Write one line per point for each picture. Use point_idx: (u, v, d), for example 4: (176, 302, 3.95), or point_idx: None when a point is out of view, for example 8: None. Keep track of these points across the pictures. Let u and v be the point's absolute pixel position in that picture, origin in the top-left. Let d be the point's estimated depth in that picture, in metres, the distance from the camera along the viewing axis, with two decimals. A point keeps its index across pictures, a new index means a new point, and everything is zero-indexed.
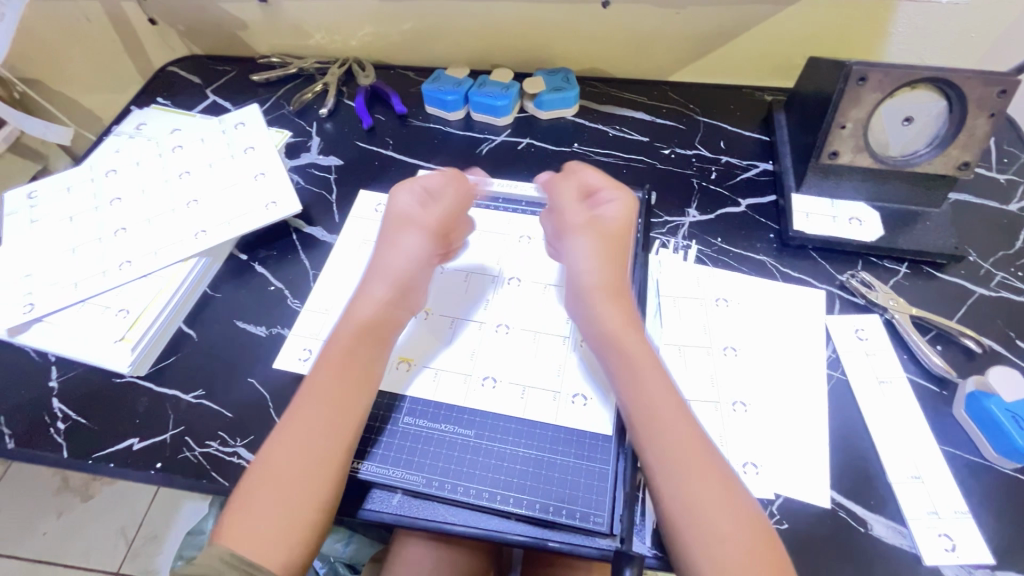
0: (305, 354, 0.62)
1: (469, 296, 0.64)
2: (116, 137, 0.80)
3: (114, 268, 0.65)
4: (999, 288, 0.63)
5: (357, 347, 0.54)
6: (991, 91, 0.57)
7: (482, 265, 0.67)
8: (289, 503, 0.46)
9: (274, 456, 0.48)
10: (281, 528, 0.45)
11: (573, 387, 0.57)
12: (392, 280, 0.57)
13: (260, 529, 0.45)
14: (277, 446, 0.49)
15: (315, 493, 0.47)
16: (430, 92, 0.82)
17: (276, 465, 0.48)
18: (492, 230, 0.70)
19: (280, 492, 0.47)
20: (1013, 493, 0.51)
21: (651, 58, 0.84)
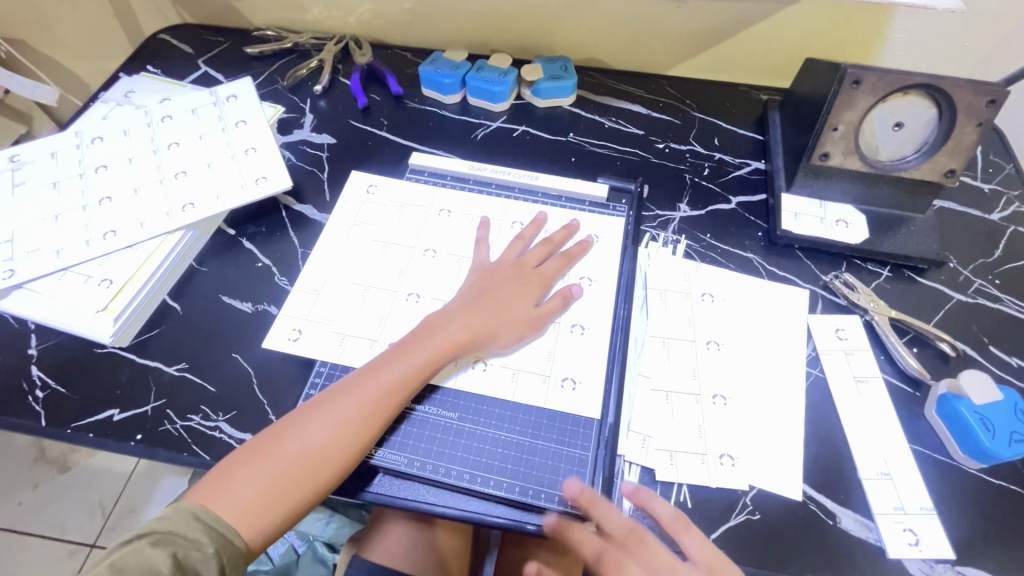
0: (294, 334, 0.61)
1: (454, 280, 0.64)
2: (103, 104, 0.79)
3: (99, 237, 0.64)
4: (976, 295, 0.64)
5: (421, 344, 0.55)
6: (980, 101, 0.58)
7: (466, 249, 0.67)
8: (277, 477, 0.48)
9: (293, 428, 0.51)
10: (262, 501, 0.48)
11: (563, 370, 0.58)
12: (477, 300, 0.58)
13: (246, 494, 0.48)
14: (293, 418, 0.51)
15: (299, 467, 0.49)
16: (428, 74, 0.81)
17: (282, 439, 0.50)
18: (485, 215, 0.69)
19: (273, 464, 0.49)
20: (977, 492, 0.53)
21: (650, 51, 0.84)
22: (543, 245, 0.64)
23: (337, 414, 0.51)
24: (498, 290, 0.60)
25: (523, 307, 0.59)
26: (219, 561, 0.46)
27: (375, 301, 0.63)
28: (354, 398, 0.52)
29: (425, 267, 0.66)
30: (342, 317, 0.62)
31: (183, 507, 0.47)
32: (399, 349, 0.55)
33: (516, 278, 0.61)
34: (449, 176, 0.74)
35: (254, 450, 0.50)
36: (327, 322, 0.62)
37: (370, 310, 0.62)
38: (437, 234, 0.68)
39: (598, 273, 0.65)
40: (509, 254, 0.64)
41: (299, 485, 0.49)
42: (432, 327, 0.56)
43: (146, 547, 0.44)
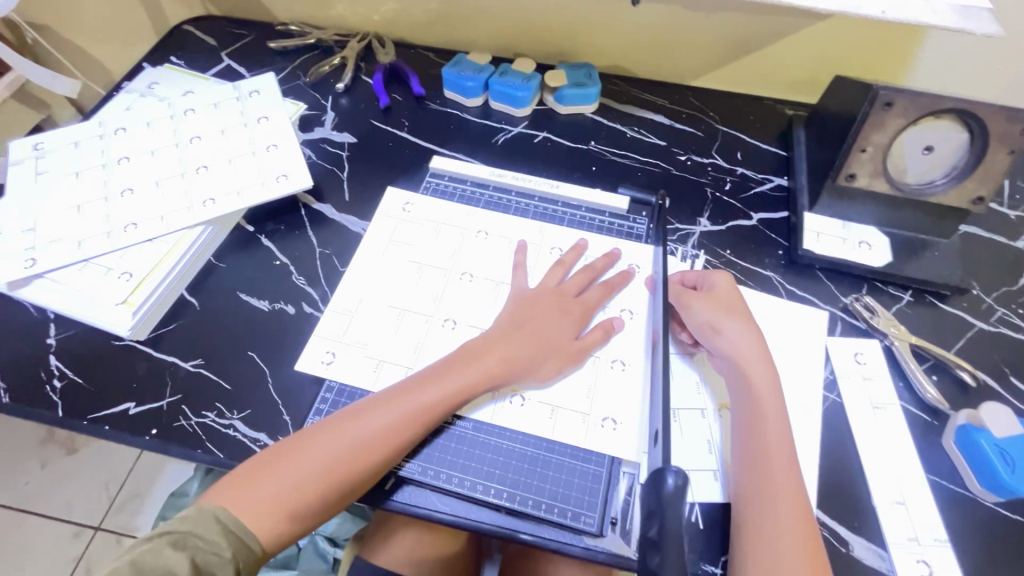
0: (328, 357, 0.60)
1: (491, 307, 0.63)
2: (126, 94, 0.79)
3: (120, 229, 0.64)
4: (999, 324, 0.64)
5: (456, 370, 0.54)
6: (1015, 129, 0.57)
7: (499, 272, 0.66)
8: (296, 486, 0.48)
9: (315, 439, 0.50)
10: (280, 507, 0.48)
11: (601, 411, 0.56)
12: (519, 329, 0.58)
13: (260, 501, 0.48)
14: (319, 428, 0.51)
15: (315, 481, 0.49)
16: (450, 76, 0.81)
17: (306, 447, 0.50)
18: (522, 239, 0.68)
19: (289, 474, 0.49)
20: (993, 525, 0.52)
21: (675, 61, 0.83)
22: (584, 272, 0.64)
23: (363, 429, 0.51)
24: (538, 320, 0.59)
25: (562, 338, 0.58)
26: (235, 565, 0.46)
27: (409, 325, 0.62)
28: (382, 416, 0.51)
29: (460, 293, 0.65)
30: (370, 335, 0.62)
31: (205, 507, 0.47)
32: (432, 372, 0.55)
33: (559, 306, 0.60)
34: (469, 181, 0.74)
35: (278, 454, 0.50)
36: (360, 343, 0.61)
37: (404, 334, 0.62)
38: (459, 244, 0.68)
39: (637, 306, 0.63)
40: (550, 280, 0.63)
41: (318, 495, 0.49)
42: (472, 353, 0.56)
43: (165, 548, 0.45)
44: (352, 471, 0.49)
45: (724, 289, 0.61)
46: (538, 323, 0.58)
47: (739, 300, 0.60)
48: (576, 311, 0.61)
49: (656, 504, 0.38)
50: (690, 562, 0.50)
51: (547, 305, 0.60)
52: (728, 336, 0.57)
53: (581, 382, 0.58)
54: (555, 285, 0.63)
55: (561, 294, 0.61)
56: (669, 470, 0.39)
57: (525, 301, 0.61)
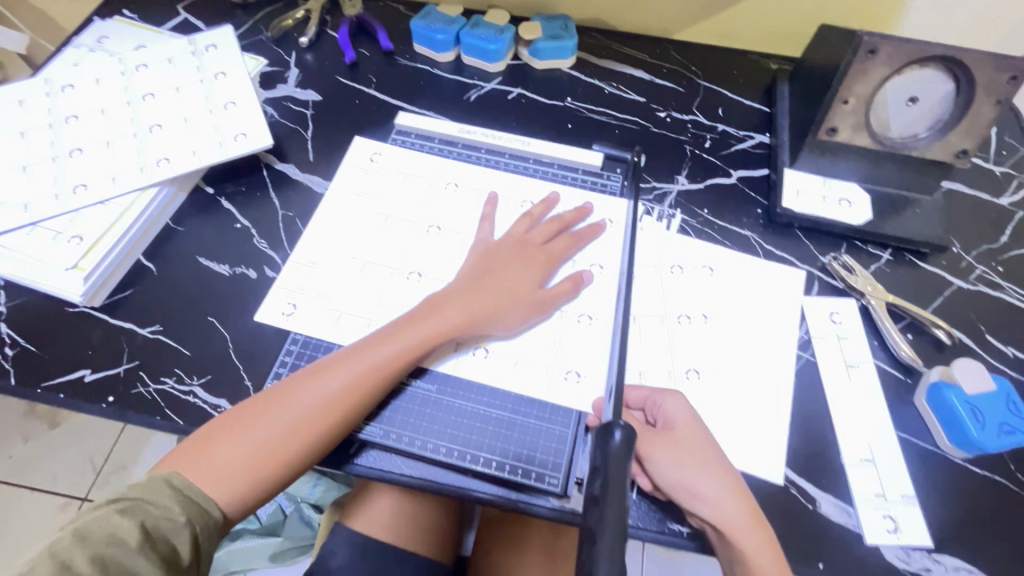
0: (289, 309, 0.59)
1: (457, 260, 0.61)
2: (74, 49, 0.74)
3: (69, 191, 0.61)
4: (977, 282, 0.63)
5: (417, 325, 0.53)
6: (1002, 76, 0.55)
7: (466, 226, 0.64)
8: (256, 449, 0.47)
9: (272, 403, 0.49)
10: (239, 473, 0.47)
11: (565, 364, 0.55)
12: (482, 280, 0.56)
13: (217, 467, 0.47)
14: (276, 390, 0.50)
15: (273, 445, 0.48)
16: (420, 29, 0.77)
17: (263, 410, 0.49)
18: (493, 190, 0.66)
19: (246, 438, 0.47)
20: (960, 481, 0.52)
21: (656, 12, 0.79)
22: (551, 223, 0.61)
23: (321, 389, 0.49)
24: (503, 270, 0.57)
25: (527, 288, 0.56)
26: (192, 530, 0.45)
27: (373, 280, 0.60)
28: (340, 375, 0.50)
29: (425, 247, 0.62)
30: (335, 296, 0.60)
31: (157, 475, 0.46)
32: (392, 328, 0.53)
33: (523, 256, 0.58)
34: (437, 139, 0.71)
35: (235, 419, 0.49)
36: (325, 300, 0.59)
37: (368, 288, 0.60)
38: (426, 203, 0.65)
39: (605, 258, 0.62)
40: (515, 231, 0.61)
41: (279, 459, 0.48)
42: (432, 306, 0.54)
43: (113, 515, 0.43)
44: (311, 432, 0.48)
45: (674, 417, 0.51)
46: (503, 274, 0.56)
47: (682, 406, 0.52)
48: (543, 261, 0.58)
49: (600, 460, 0.39)
50: (655, 520, 0.50)
51: (511, 257, 0.58)
52: (683, 479, 0.48)
53: (548, 337, 0.57)
54: (521, 236, 0.60)
55: (526, 245, 0.59)
56: (616, 426, 0.40)
57: (489, 254, 0.59)
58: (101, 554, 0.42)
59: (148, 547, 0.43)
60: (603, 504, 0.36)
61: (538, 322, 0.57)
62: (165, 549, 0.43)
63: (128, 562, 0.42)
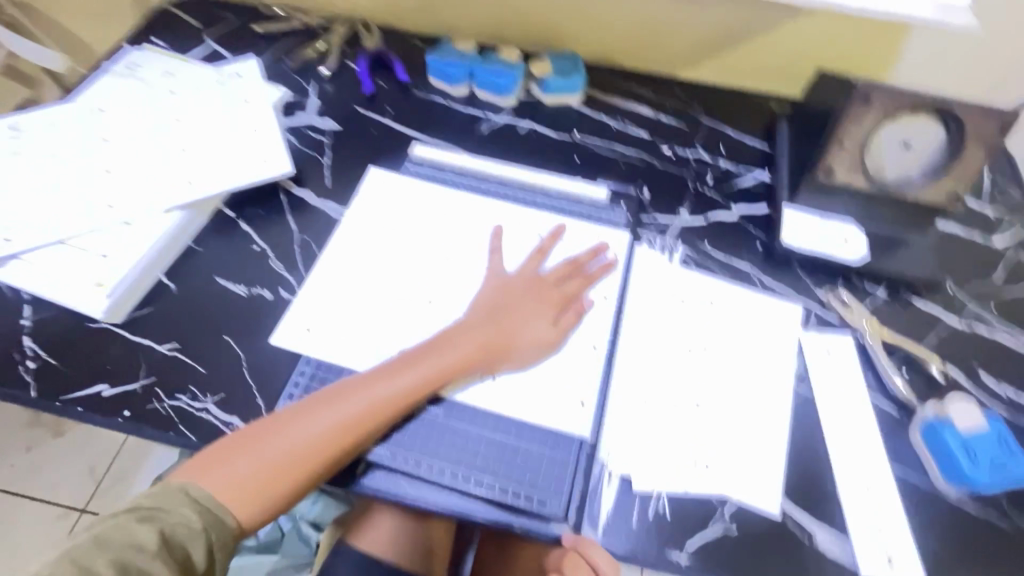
0: (302, 331, 0.61)
1: (468, 289, 0.64)
2: (106, 75, 0.78)
3: (96, 211, 0.64)
4: (972, 320, 0.64)
5: (435, 355, 0.56)
6: (990, 126, 0.57)
7: (477, 255, 0.66)
8: (269, 467, 0.49)
9: (292, 421, 0.51)
10: (254, 485, 0.49)
11: (569, 391, 0.57)
12: (496, 317, 0.59)
13: (234, 478, 0.48)
14: (296, 408, 0.52)
15: (290, 461, 0.50)
16: (435, 64, 0.80)
17: (281, 426, 0.51)
18: (498, 223, 0.68)
19: (265, 452, 0.50)
20: (954, 517, 0.53)
21: (660, 51, 0.82)
22: (566, 264, 0.64)
23: (339, 411, 0.51)
24: (514, 310, 0.60)
25: (537, 325, 0.59)
26: (207, 538, 0.46)
27: (383, 305, 0.63)
28: (360, 399, 0.52)
29: (437, 273, 0.65)
30: (348, 319, 0.62)
31: (173, 485, 0.48)
32: (410, 356, 0.56)
33: (536, 295, 0.61)
34: (449, 170, 0.74)
35: (253, 434, 0.51)
36: (337, 323, 0.61)
37: (380, 313, 0.62)
38: (438, 230, 0.68)
39: (610, 290, 0.64)
40: (527, 268, 0.64)
41: (291, 477, 0.50)
42: (449, 339, 0.57)
43: (134, 522, 0.45)
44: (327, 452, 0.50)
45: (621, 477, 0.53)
46: (513, 312, 0.60)
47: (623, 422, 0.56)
48: (552, 300, 0.61)
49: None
50: (653, 548, 0.51)
51: (524, 296, 0.61)
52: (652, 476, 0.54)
53: (553, 364, 0.58)
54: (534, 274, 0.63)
55: (538, 284, 0.62)
56: None
57: (500, 292, 0.62)
58: (120, 559, 0.43)
59: (165, 553, 0.44)
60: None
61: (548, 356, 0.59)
62: (180, 557, 0.44)
63: (146, 566, 0.43)
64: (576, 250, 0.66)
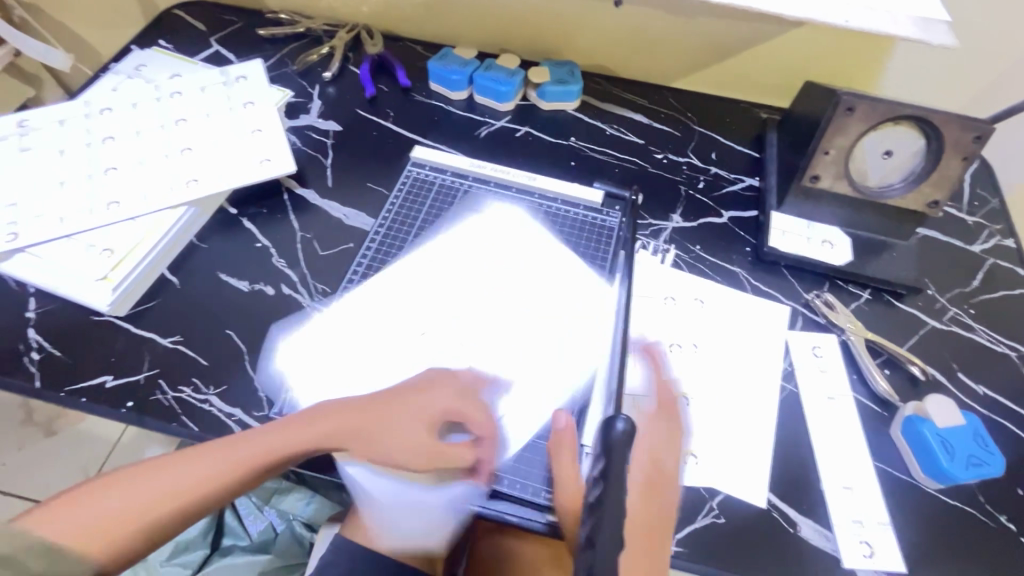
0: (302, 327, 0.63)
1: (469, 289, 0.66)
2: (114, 75, 0.80)
3: (102, 207, 0.65)
4: (951, 322, 0.67)
5: (337, 418, 0.53)
6: (967, 136, 0.60)
7: (474, 257, 0.69)
8: (197, 483, 0.49)
9: (180, 465, 0.50)
10: (112, 527, 0.46)
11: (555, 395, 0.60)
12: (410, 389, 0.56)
13: (105, 515, 0.47)
14: (189, 453, 0.51)
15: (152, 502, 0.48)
16: (436, 69, 0.83)
17: (170, 468, 0.50)
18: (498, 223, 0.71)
19: (149, 490, 0.48)
20: (934, 510, 0.55)
21: (655, 61, 0.85)
22: (507, 328, 0.62)
23: (215, 464, 0.50)
24: (427, 389, 0.56)
25: (453, 404, 0.55)
26: None
27: (381, 302, 0.64)
28: (234, 453, 0.51)
29: (434, 275, 0.67)
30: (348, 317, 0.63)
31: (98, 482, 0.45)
32: (313, 413, 0.54)
33: (461, 374, 0.58)
34: (449, 172, 0.76)
35: (146, 471, 0.50)
36: (337, 319, 0.63)
37: (378, 310, 0.63)
38: (438, 233, 0.71)
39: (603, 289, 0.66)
40: (471, 333, 0.61)
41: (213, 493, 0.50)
42: (356, 405, 0.54)
43: None
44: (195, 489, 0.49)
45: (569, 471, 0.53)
46: (429, 392, 0.56)
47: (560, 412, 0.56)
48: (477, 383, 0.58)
49: (603, 447, 0.40)
50: None
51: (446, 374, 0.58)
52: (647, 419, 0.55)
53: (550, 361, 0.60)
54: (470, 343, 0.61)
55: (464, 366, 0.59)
56: (618, 417, 0.42)
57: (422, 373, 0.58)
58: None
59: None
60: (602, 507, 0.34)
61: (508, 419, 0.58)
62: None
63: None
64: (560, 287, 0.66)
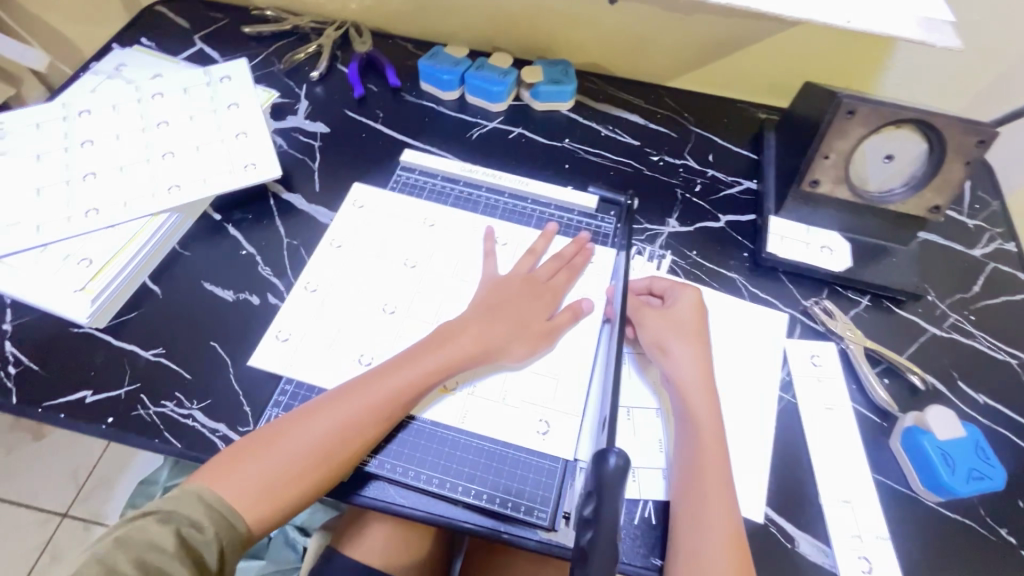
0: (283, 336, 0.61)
1: (466, 297, 0.64)
2: (92, 76, 0.77)
3: (80, 215, 0.63)
4: (951, 330, 0.66)
5: (442, 348, 0.56)
6: (970, 140, 0.58)
7: (453, 265, 0.66)
8: (277, 469, 0.48)
9: (300, 425, 0.50)
10: (268, 491, 0.48)
11: (538, 413, 0.57)
12: (494, 304, 0.60)
13: (255, 482, 0.48)
14: (308, 409, 0.52)
15: (299, 468, 0.49)
16: (426, 68, 0.80)
17: (294, 430, 0.50)
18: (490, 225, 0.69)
19: (283, 452, 0.49)
20: (933, 523, 0.54)
21: (651, 59, 0.83)
22: (554, 261, 0.65)
23: (344, 411, 0.51)
24: (511, 301, 0.60)
25: (537, 320, 0.60)
26: (219, 544, 0.45)
27: (369, 315, 0.63)
28: (362, 399, 0.52)
29: (405, 282, 0.65)
30: (337, 327, 0.62)
31: (190, 489, 0.47)
32: (416, 352, 0.55)
33: (530, 289, 0.62)
34: (439, 176, 0.74)
35: (267, 437, 0.50)
36: (324, 331, 0.61)
37: (366, 323, 0.62)
38: (405, 239, 0.68)
39: (597, 296, 0.65)
40: (518, 268, 0.64)
41: (302, 480, 0.49)
42: (449, 334, 0.57)
43: (152, 523, 0.44)
44: (330, 450, 0.50)
45: (690, 366, 0.56)
46: (510, 307, 0.60)
47: (695, 317, 0.60)
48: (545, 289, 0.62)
49: (594, 484, 0.41)
50: (639, 556, 0.51)
51: (520, 290, 0.61)
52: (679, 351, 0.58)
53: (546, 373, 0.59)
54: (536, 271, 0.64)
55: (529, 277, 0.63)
56: (610, 451, 0.41)
57: (494, 292, 0.61)
58: (141, 560, 0.43)
59: (183, 554, 0.43)
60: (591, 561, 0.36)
61: (546, 351, 0.60)
62: (200, 561, 0.44)
63: (165, 567, 0.43)
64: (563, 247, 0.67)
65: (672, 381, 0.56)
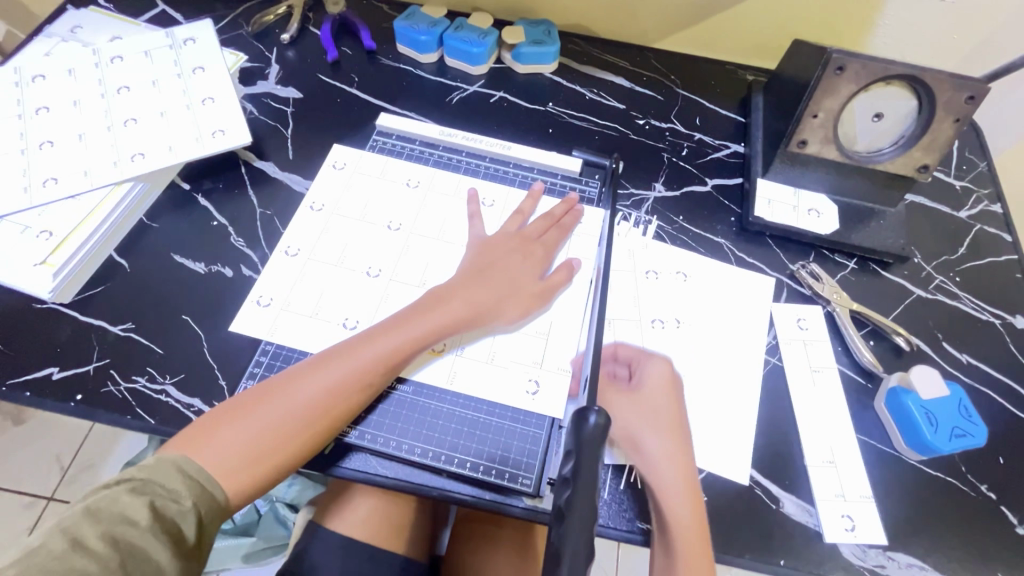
0: (264, 300, 0.59)
1: (451, 261, 0.62)
2: (46, 38, 0.72)
3: (38, 184, 0.60)
4: (936, 291, 0.65)
5: (431, 312, 0.54)
6: (960, 96, 0.57)
7: (436, 228, 0.64)
8: (260, 436, 0.47)
9: (281, 392, 0.49)
10: (247, 459, 0.46)
11: (527, 373, 0.56)
12: (485, 268, 0.58)
13: (234, 450, 0.46)
14: (288, 376, 0.50)
15: (280, 436, 0.47)
16: (403, 29, 0.77)
17: (273, 398, 0.48)
18: (472, 188, 0.67)
19: (263, 420, 0.48)
20: (915, 482, 0.54)
21: (636, 20, 0.80)
22: (544, 219, 0.63)
23: (326, 378, 0.50)
24: (503, 264, 0.58)
25: (530, 282, 0.58)
26: (198, 515, 0.44)
27: (348, 284, 0.60)
28: (345, 366, 0.50)
29: (388, 243, 0.63)
30: (313, 298, 0.60)
31: (165, 458, 0.45)
32: (403, 318, 0.53)
33: (522, 251, 0.60)
34: (418, 142, 0.71)
35: (245, 404, 0.48)
36: (301, 302, 0.59)
37: (345, 292, 0.60)
38: (386, 199, 0.66)
39: (584, 260, 0.63)
40: (508, 227, 0.62)
41: (282, 450, 0.47)
42: (438, 298, 0.55)
43: (124, 494, 0.41)
44: (313, 418, 0.48)
45: (668, 470, 0.51)
46: (503, 270, 0.58)
47: (667, 399, 0.54)
48: (538, 252, 0.61)
49: (574, 443, 0.40)
50: (625, 520, 0.51)
51: (512, 253, 0.60)
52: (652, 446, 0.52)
53: (534, 338, 0.58)
54: (528, 231, 0.62)
55: (521, 237, 0.61)
56: (591, 409, 0.41)
57: (485, 252, 0.60)
58: (110, 534, 0.40)
59: (158, 527, 0.41)
60: (567, 519, 0.35)
61: (538, 313, 0.59)
62: (175, 534, 0.42)
63: (139, 542, 0.40)
64: (551, 207, 0.66)
65: (648, 487, 0.51)
